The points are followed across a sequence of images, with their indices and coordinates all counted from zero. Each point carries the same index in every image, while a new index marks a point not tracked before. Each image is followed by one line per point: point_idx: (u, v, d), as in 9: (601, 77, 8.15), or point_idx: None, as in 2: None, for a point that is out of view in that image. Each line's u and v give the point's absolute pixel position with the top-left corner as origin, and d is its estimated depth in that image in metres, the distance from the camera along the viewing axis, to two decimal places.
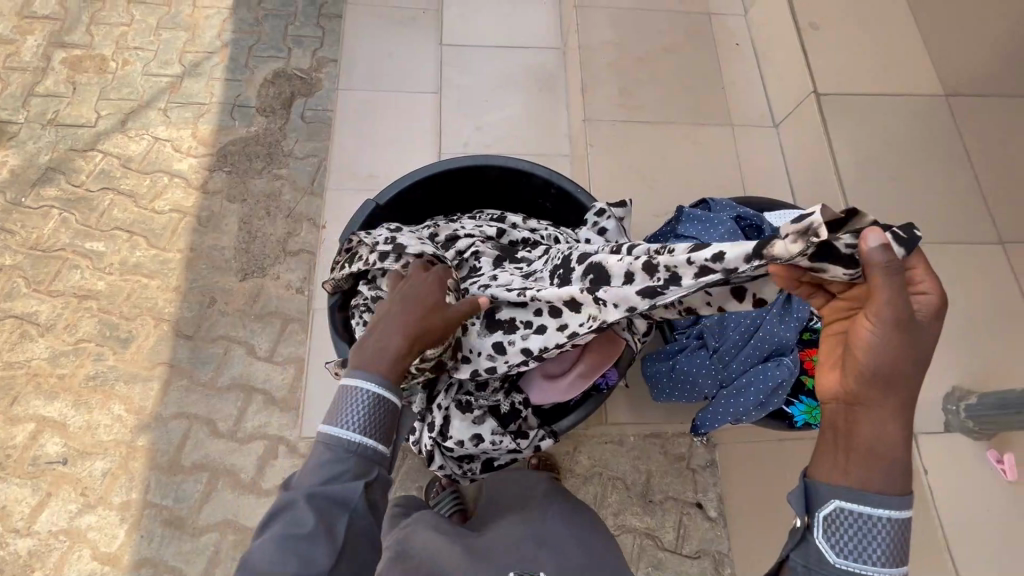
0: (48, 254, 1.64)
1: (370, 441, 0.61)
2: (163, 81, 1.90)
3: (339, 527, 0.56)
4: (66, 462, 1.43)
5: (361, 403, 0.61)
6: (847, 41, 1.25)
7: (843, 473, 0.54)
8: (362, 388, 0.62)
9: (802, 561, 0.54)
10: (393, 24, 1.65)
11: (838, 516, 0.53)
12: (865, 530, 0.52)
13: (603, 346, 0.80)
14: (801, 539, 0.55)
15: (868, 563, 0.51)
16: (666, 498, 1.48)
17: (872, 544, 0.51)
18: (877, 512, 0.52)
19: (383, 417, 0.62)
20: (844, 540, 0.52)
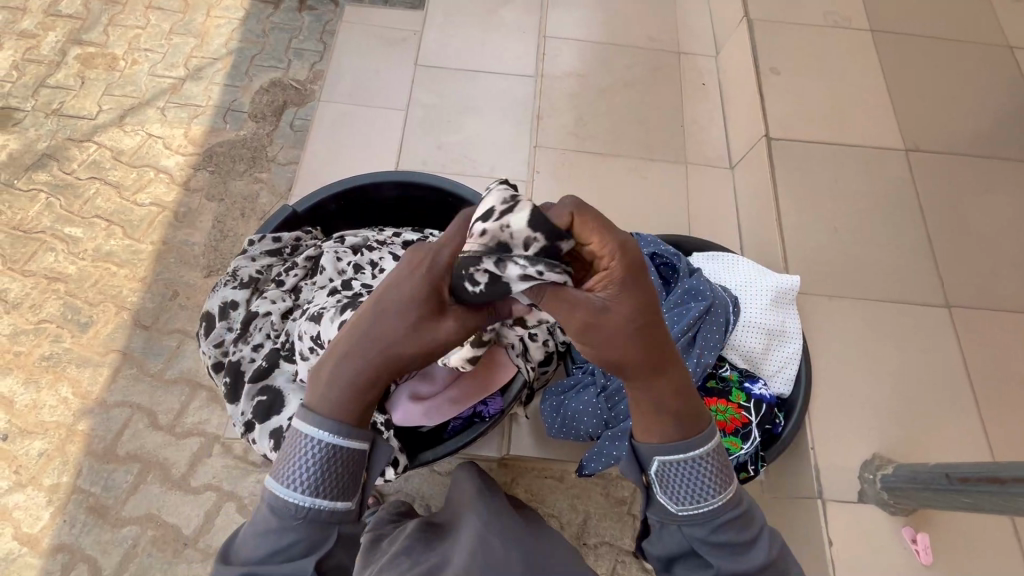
0: (28, 236, 1.70)
1: (333, 503, 0.57)
2: (165, 82, 1.99)
3: None
4: (6, 438, 1.46)
5: (311, 458, 0.55)
6: (806, 88, 1.23)
7: (656, 430, 0.58)
8: (316, 441, 0.55)
9: (659, 517, 0.62)
10: (378, 42, 1.71)
11: (663, 471, 0.59)
12: (687, 474, 0.58)
13: (482, 372, 0.77)
14: (650, 497, 0.63)
15: (702, 501, 0.59)
16: (601, 542, 1.40)
17: (697, 485, 0.58)
18: (690, 455, 0.58)
19: (343, 476, 0.57)
20: (676, 490, 0.59)
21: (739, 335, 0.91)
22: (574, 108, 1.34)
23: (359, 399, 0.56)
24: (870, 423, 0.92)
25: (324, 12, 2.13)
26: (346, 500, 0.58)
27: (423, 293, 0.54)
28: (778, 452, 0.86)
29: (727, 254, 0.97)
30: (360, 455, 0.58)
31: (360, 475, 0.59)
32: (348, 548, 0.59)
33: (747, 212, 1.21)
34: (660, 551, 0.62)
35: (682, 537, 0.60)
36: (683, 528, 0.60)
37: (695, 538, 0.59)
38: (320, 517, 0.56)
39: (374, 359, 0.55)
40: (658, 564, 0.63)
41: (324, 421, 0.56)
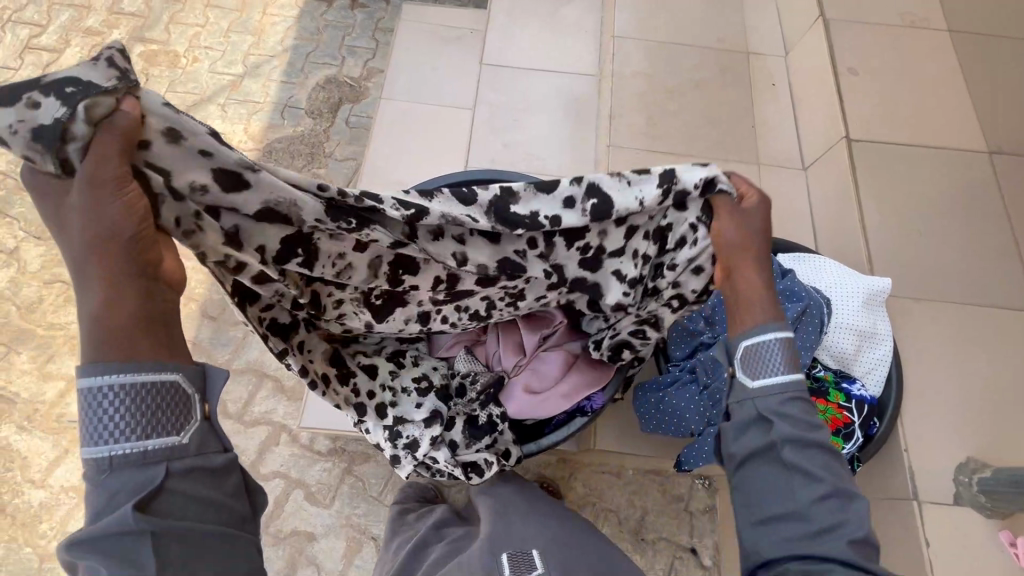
0: None
1: (146, 440, 0.49)
2: (225, 79, 2.03)
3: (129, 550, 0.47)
4: None
5: (102, 402, 0.48)
6: (884, 89, 1.23)
7: (741, 318, 0.64)
8: (99, 389, 0.48)
9: (735, 397, 0.64)
10: (439, 40, 1.73)
11: (749, 349, 0.63)
12: (768, 352, 0.62)
13: (588, 369, 0.82)
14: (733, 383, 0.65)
15: (774, 373, 0.61)
16: (659, 538, 1.30)
17: (772, 361, 0.61)
18: (768, 336, 0.62)
19: (142, 408, 0.49)
20: (753, 365, 0.62)
21: (832, 336, 0.91)
22: (644, 108, 1.35)
23: (116, 309, 0.49)
24: (963, 426, 0.92)
25: (377, 10, 2.15)
26: (176, 433, 0.51)
27: (104, 195, 0.48)
28: (872, 452, 0.87)
29: (814, 256, 0.98)
30: (164, 378, 0.50)
31: (173, 408, 0.51)
32: (203, 479, 0.52)
33: (823, 214, 1.21)
34: (736, 430, 0.62)
35: (752, 410, 0.61)
36: (756, 404, 0.61)
37: (768, 409, 0.60)
38: (141, 454, 0.49)
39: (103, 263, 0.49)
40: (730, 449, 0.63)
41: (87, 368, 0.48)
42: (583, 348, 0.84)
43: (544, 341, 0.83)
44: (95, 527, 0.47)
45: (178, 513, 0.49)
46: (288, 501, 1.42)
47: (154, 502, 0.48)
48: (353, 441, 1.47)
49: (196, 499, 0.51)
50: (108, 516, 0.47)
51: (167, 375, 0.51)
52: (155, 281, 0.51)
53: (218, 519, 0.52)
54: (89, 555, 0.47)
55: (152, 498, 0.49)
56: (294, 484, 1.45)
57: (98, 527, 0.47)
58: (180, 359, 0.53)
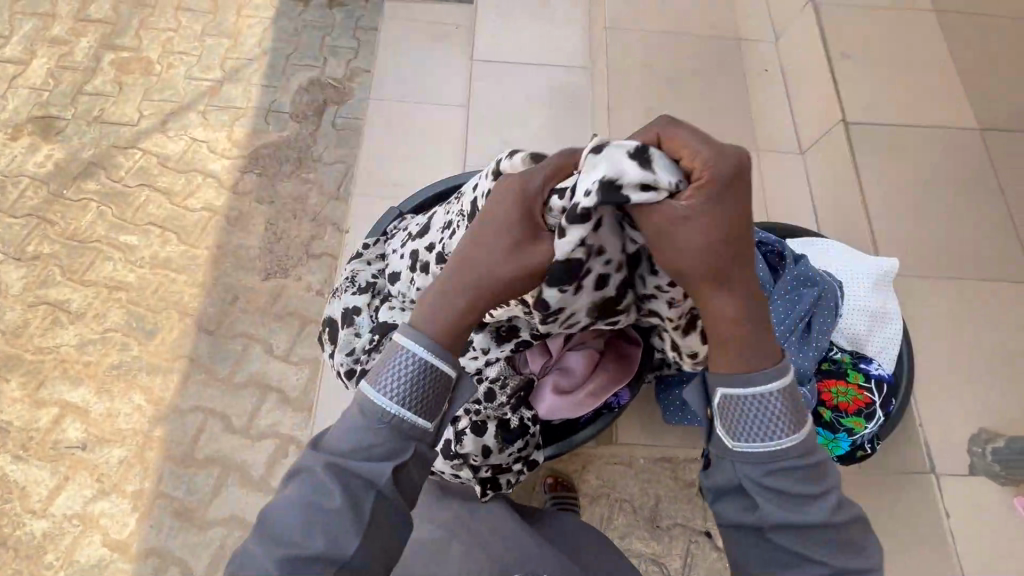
0: (85, 245, 1.70)
1: (416, 417, 0.53)
2: (203, 84, 1.96)
3: (363, 504, 0.51)
4: (85, 447, 1.47)
5: (404, 364, 0.53)
6: (877, 71, 1.25)
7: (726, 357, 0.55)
8: (415, 354, 0.53)
9: (717, 452, 0.58)
10: (427, 37, 1.69)
11: (730, 401, 0.55)
12: (754, 407, 0.54)
13: (617, 366, 0.80)
14: (710, 433, 0.59)
15: (775, 438, 0.54)
16: (674, 524, 1.32)
17: (768, 420, 0.54)
18: (754, 387, 0.54)
19: (423, 387, 0.53)
20: (745, 424, 0.55)
21: (844, 318, 0.93)
22: (642, 99, 1.35)
23: (465, 314, 0.55)
24: (974, 398, 0.95)
25: (357, 8, 2.10)
26: (430, 422, 0.54)
27: (531, 239, 0.56)
28: (889, 431, 0.88)
29: (819, 240, 1.00)
30: (450, 373, 0.54)
31: (442, 399, 0.54)
32: (422, 469, 0.55)
33: (823, 197, 1.22)
34: (713, 486, 0.58)
35: (734, 474, 0.57)
36: (736, 464, 0.56)
37: (751, 477, 0.55)
38: (410, 422, 0.53)
39: (474, 286, 0.55)
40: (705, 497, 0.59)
41: (414, 329, 0.54)
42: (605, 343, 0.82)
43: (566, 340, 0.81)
44: (352, 468, 0.52)
45: (409, 488, 0.53)
46: None
47: (403, 472, 0.53)
48: None
49: (418, 479, 0.54)
50: (365, 460, 0.52)
51: (456, 375, 0.54)
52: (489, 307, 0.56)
53: (415, 502, 0.55)
54: (335, 483, 0.51)
55: (397, 470, 0.53)
56: None
57: (357, 469, 0.52)
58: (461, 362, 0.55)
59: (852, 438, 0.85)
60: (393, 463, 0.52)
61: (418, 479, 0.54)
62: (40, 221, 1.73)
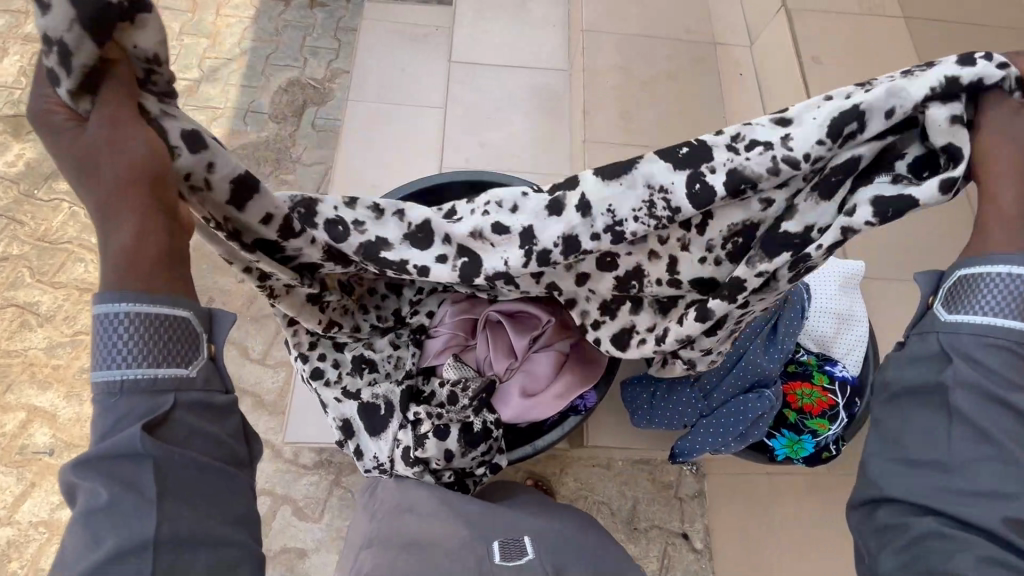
0: (55, 247, 1.67)
1: (157, 370, 0.45)
2: (181, 84, 1.93)
3: (143, 482, 0.43)
4: (53, 453, 1.44)
5: (117, 326, 0.44)
6: (847, 74, 1.26)
7: (980, 246, 0.52)
8: (115, 314, 0.44)
9: (921, 329, 0.55)
10: (405, 38, 1.69)
11: (968, 280, 0.52)
12: (992, 288, 0.50)
13: (583, 368, 0.83)
14: (923, 314, 0.55)
15: (991, 314, 0.50)
16: (651, 526, 1.28)
17: (999, 298, 0.50)
18: (997, 268, 0.50)
19: (152, 335, 0.45)
20: (970, 298, 0.51)
21: (812, 320, 0.93)
22: (617, 101, 1.36)
23: (143, 240, 0.45)
24: None
25: (338, 9, 2.08)
26: (188, 366, 0.47)
27: (76, 137, 0.45)
28: (857, 433, 0.89)
29: None
30: (175, 313, 0.47)
31: (195, 343, 0.48)
32: (207, 421, 0.48)
33: None
34: (909, 358, 0.54)
35: (935, 343, 0.53)
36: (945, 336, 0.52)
37: (967, 350, 0.50)
38: (150, 382, 0.45)
39: (124, 191, 0.45)
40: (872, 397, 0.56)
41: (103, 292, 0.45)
42: (572, 346, 0.84)
43: (533, 342, 0.82)
44: (100, 453, 0.43)
45: (187, 446, 0.46)
46: (275, 519, 1.37)
47: (163, 429, 0.45)
48: (340, 452, 1.42)
49: (200, 435, 0.47)
50: (114, 439, 0.43)
51: (178, 313, 0.47)
52: (167, 212, 0.47)
53: (219, 457, 0.48)
54: (90, 481, 0.42)
55: (161, 426, 0.45)
56: (281, 500, 1.40)
57: (105, 451, 0.43)
58: (188, 294, 0.48)
59: (817, 440, 0.86)
60: (145, 424, 0.44)
61: (212, 434, 0.48)
62: (9, 222, 1.70)
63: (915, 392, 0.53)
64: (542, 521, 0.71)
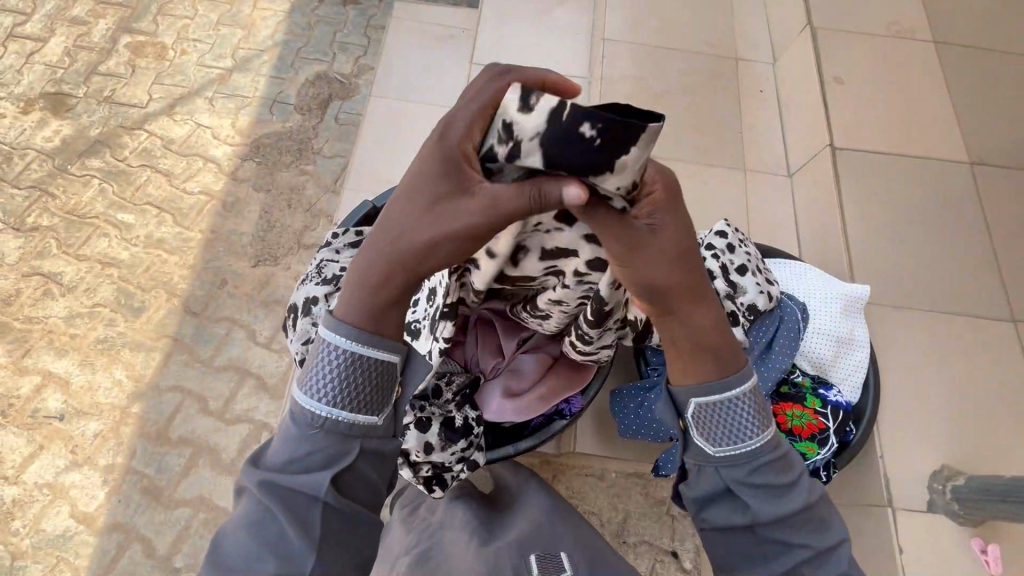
0: (83, 221, 1.74)
1: (356, 415, 0.54)
2: (214, 72, 1.99)
3: (311, 521, 0.51)
4: (63, 418, 1.49)
5: (331, 363, 0.54)
6: (871, 96, 1.24)
7: (684, 375, 0.59)
8: (339, 347, 0.54)
9: (696, 461, 0.60)
10: (431, 39, 1.72)
11: (706, 409, 0.58)
12: (726, 416, 0.57)
13: (569, 374, 0.83)
14: (687, 441, 0.61)
15: (744, 441, 0.57)
16: (640, 541, 1.25)
17: (739, 423, 0.58)
18: (731, 395, 0.57)
19: (360, 381, 0.54)
20: (715, 430, 0.58)
21: (808, 341, 0.92)
22: None
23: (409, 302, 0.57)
24: (938, 435, 0.94)
25: (369, 7, 2.13)
26: (377, 416, 0.55)
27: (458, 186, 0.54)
28: (847, 460, 0.87)
29: (794, 261, 0.99)
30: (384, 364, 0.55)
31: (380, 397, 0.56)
32: (373, 466, 0.56)
33: (808, 219, 1.22)
34: (698, 492, 0.60)
35: (719, 479, 0.59)
36: (719, 469, 0.58)
37: (733, 480, 0.58)
38: (349, 427, 0.54)
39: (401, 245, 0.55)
40: (692, 508, 0.61)
41: (342, 318, 0.55)
42: (562, 350, 0.84)
43: (522, 344, 0.82)
44: (289, 468, 0.53)
45: (354, 492, 0.55)
46: None
47: (342, 482, 0.54)
48: None
49: (368, 482, 0.56)
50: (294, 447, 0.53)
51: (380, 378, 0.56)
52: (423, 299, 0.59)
53: (368, 499, 0.56)
54: (267, 497, 0.52)
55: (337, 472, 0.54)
56: None
57: (291, 484, 0.52)
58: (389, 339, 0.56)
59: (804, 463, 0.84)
60: (329, 468, 0.53)
61: (370, 476, 0.56)
62: (42, 194, 1.77)
63: (727, 531, 0.59)
64: (571, 529, 0.74)
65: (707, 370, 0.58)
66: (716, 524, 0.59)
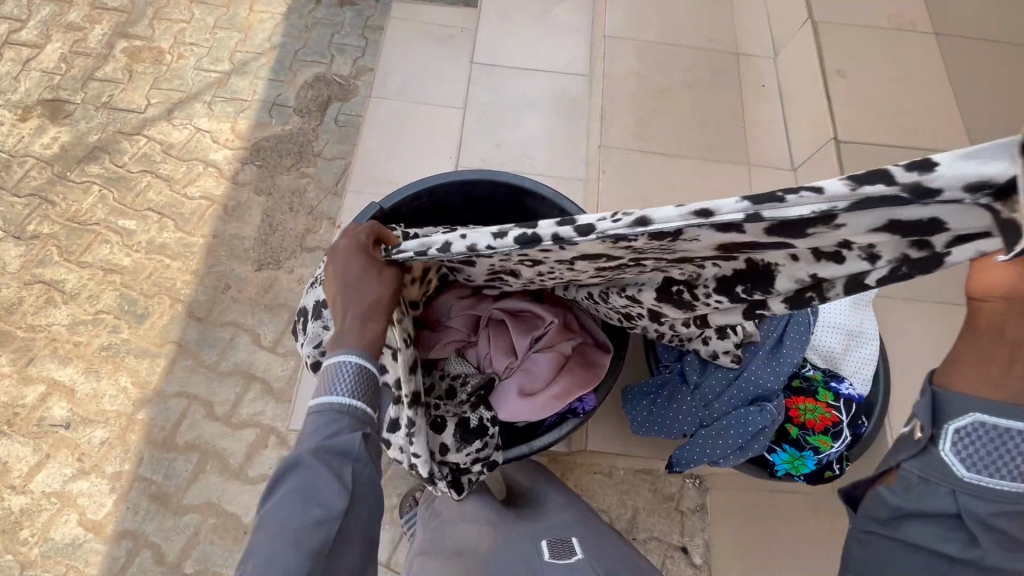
0: (84, 228, 1.73)
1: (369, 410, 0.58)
2: (212, 76, 1.98)
3: (346, 476, 0.54)
4: (69, 426, 1.48)
5: (347, 373, 0.58)
6: (873, 88, 1.24)
7: (970, 378, 0.49)
8: (348, 361, 0.58)
9: (921, 472, 0.50)
10: (430, 38, 1.72)
11: (986, 429, 0.47)
12: (1003, 448, 0.46)
13: (582, 372, 0.82)
14: (924, 449, 0.50)
15: (1010, 479, 0.46)
16: (649, 537, 1.25)
17: (1015, 461, 0.46)
18: (1014, 426, 0.46)
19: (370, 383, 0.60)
20: (980, 453, 0.47)
21: (818, 336, 0.91)
22: (635, 109, 1.36)
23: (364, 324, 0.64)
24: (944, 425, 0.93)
25: (366, 8, 2.12)
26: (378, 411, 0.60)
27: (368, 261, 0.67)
28: (862, 452, 0.87)
29: None
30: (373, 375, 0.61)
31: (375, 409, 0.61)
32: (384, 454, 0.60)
33: None
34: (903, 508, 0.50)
35: (955, 505, 0.48)
36: (958, 493, 0.48)
37: (980, 516, 0.47)
38: (362, 416, 0.57)
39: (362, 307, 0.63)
40: (884, 511, 0.52)
41: (346, 347, 0.60)
42: (574, 348, 0.85)
43: (534, 343, 0.84)
44: (330, 449, 0.54)
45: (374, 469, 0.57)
46: None
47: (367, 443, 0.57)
48: None
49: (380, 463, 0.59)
50: (330, 438, 0.55)
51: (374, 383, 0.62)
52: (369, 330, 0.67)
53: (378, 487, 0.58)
54: (306, 467, 0.52)
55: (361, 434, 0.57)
56: None
57: (325, 445, 0.54)
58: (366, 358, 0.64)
59: (819, 457, 0.84)
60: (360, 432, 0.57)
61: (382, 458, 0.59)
62: (42, 202, 1.76)
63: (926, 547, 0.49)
64: (578, 515, 0.81)
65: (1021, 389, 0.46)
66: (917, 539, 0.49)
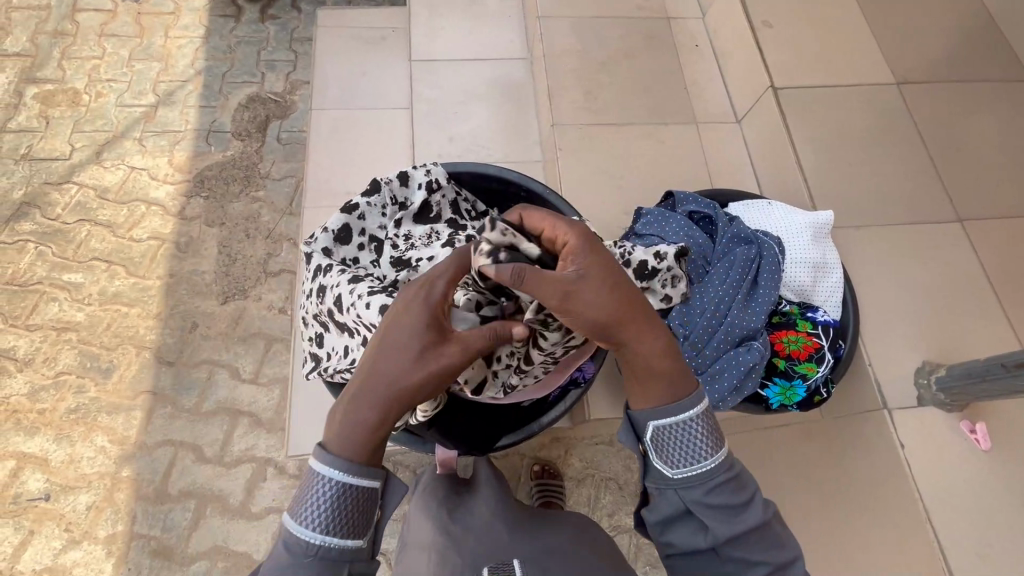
0: (26, 289, 1.62)
1: (344, 540, 0.57)
2: (137, 111, 1.88)
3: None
4: (48, 498, 1.40)
5: (323, 492, 0.57)
6: (800, 36, 1.30)
7: (647, 392, 0.65)
8: (327, 476, 0.57)
9: (655, 486, 0.66)
10: (363, 43, 1.69)
11: (659, 433, 0.65)
12: (682, 436, 0.64)
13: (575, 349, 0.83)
14: (647, 467, 0.67)
15: (695, 462, 0.63)
16: None
17: (692, 446, 0.63)
18: (682, 417, 0.64)
19: (347, 508, 0.57)
20: (673, 452, 0.64)
21: (788, 271, 0.97)
22: (580, 84, 1.38)
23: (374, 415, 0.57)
24: (911, 339, 1.02)
25: (290, 20, 2.06)
26: (359, 538, 0.58)
27: (439, 330, 0.59)
28: (844, 374, 0.93)
29: (757, 200, 1.05)
30: (369, 482, 0.58)
31: (372, 512, 0.59)
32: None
33: (762, 161, 1.27)
34: (658, 515, 0.66)
35: (680, 501, 0.64)
36: (677, 489, 0.64)
37: (690, 502, 0.63)
38: (326, 552, 0.57)
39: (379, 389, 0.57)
40: (656, 532, 0.67)
41: (334, 455, 0.57)
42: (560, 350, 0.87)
43: None
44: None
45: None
46: None
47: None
48: None
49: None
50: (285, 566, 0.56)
51: (376, 479, 0.59)
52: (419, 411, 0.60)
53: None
54: None
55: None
56: None
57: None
58: (376, 464, 0.59)
59: (807, 383, 0.90)
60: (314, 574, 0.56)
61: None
62: None
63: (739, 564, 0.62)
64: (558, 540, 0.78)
65: (648, 389, 0.65)
66: (677, 541, 0.65)
